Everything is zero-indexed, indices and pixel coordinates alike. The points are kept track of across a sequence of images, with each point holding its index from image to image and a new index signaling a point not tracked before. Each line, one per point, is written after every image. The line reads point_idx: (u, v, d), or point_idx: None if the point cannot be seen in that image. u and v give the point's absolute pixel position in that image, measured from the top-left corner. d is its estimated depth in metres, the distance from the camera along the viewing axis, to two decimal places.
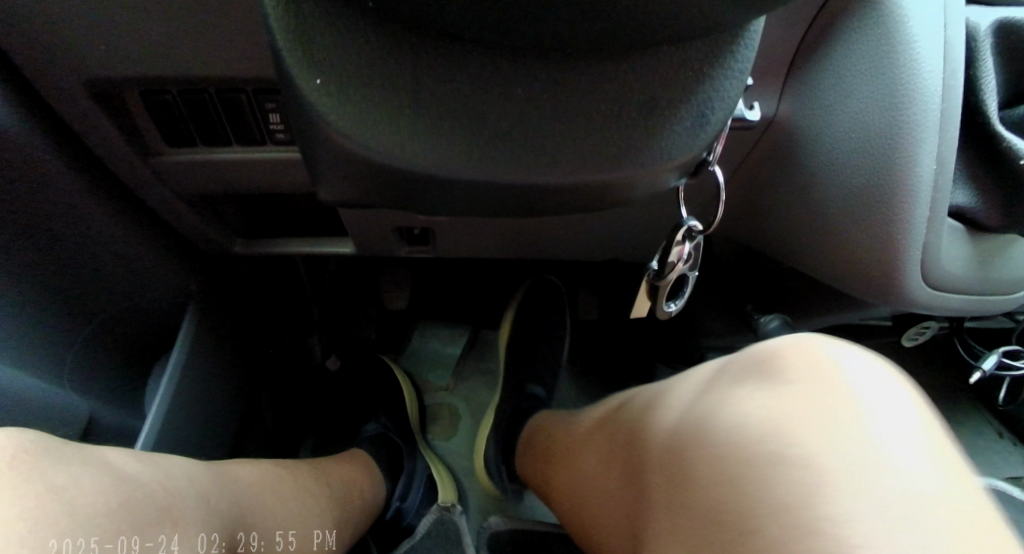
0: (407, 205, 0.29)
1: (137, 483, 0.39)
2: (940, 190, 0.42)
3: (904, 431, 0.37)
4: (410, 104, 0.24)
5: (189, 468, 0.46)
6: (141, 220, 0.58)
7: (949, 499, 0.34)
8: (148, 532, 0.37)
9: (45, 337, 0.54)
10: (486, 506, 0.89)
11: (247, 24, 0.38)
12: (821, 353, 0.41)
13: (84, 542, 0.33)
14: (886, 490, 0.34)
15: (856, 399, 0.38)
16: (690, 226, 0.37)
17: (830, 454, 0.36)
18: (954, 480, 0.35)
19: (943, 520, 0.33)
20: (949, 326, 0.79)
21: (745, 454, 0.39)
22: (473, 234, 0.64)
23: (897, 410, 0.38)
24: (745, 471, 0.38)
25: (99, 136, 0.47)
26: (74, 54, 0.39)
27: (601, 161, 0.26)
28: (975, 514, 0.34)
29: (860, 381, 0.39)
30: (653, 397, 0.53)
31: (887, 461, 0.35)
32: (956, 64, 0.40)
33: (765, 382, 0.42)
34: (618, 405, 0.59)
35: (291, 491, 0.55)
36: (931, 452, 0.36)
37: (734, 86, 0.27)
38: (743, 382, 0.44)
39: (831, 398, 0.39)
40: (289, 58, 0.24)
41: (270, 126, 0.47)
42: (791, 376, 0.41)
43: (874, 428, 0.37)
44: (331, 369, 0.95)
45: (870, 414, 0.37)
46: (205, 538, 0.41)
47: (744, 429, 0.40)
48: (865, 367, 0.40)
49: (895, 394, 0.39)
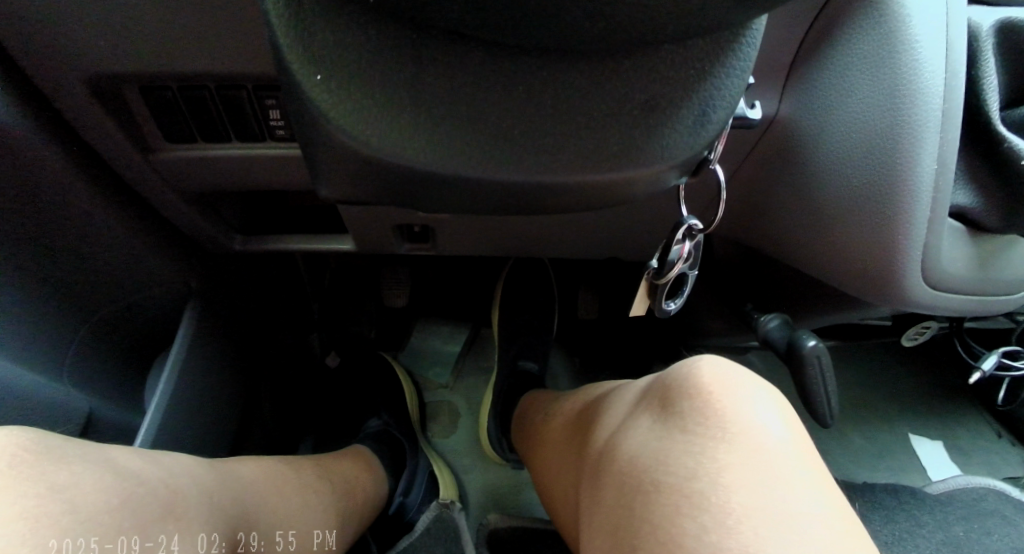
0: (408, 203, 0.29)
1: (141, 481, 0.39)
2: (941, 191, 0.42)
3: (772, 446, 0.38)
4: (412, 103, 0.24)
5: (193, 467, 0.45)
6: (142, 217, 0.58)
7: (810, 511, 0.35)
8: (148, 532, 0.37)
9: (42, 333, 0.54)
10: (485, 503, 0.89)
11: (247, 20, 0.37)
12: (702, 368, 0.42)
13: (84, 542, 0.33)
14: (747, 503, 0.35)
15: (730, 413, 0.39)
16: (690, 224, 0.37)
17: (699, 472, 0.37)
18: (820, 494, 0.36)
19: (802, 532, 0.33)
20: (949, 326, 0.79)
21: (647, 464, 0.40)
22: (474, 232, 0.64)
23: (766, 427, 0.39)
24: (645, 480, 0.39)
25: (98, 133, 0.47)
26: (73, 50, 0.39)
27: (601, 161, 0.26)
28: (839, 527, 0.35)
29: (737, 396, 0.40)
30: (602, 404, 0.54)
31: (753, 475, 0.36)
32: (958, 64, 0.40)
33: (658, 402, 0.43)
34: (578, 409, 0.61)
35: (291, 488, 0.55)
36: (799, 465, 0.37)
37: (736, 86, 0.27)
38: (643, 406, 0.45)
39: (706, 415, 0.39)
40: (290, 57, 0.24)
41: (270, 122, 0.47)
42: (673, 395, 0.42)
43: (742, 443, 0.37)
44: (331, 366, 0.98)
45: (741, 429, 0.38)
46: (205, 538, 0.41)
47: (650, 441, 0.41)
48: (743, 384, 0.41)
49: (769, 413, 0.40)
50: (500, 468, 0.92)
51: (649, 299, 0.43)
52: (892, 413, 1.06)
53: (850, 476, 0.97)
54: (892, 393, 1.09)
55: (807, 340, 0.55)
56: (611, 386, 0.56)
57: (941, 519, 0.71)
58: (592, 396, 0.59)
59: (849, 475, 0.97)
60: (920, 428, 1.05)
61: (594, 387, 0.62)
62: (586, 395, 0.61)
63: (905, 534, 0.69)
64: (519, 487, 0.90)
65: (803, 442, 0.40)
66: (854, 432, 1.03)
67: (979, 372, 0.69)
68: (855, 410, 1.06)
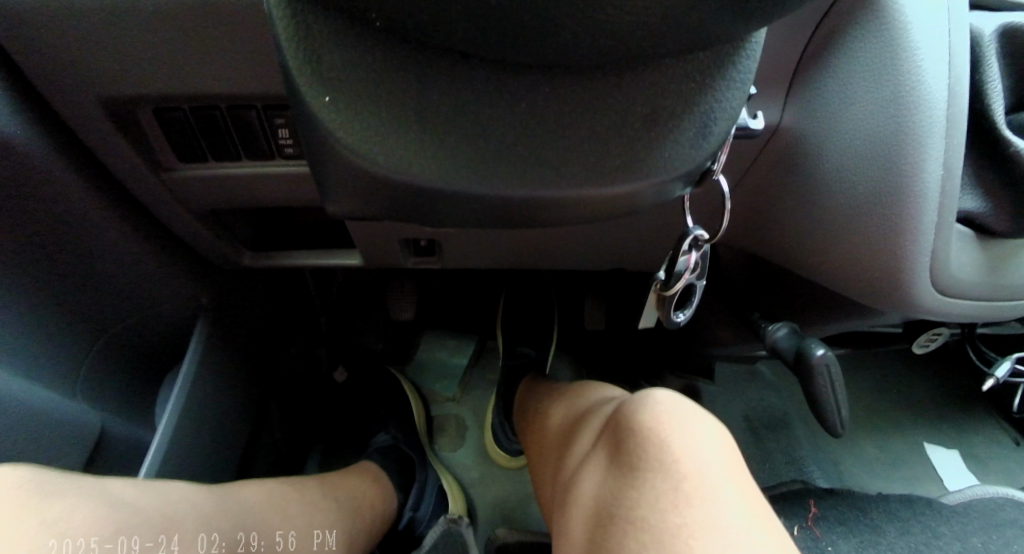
0: (415, 219, 0.29)
1: (134, 510, 0.41)
2: (947, 196, 0.42)
3: (702, 468, 0.39)
4: (417, 120, 0.24)
5: (188, 493, 0.47)
6: (154, 235, 0.59)
7: (736, 523, 0.36)
8: (147, 534, 0.40)
9: (56, 350, 0.55)
10: (495, 516, 0.88)
11: (255, 43, 0.39)
12: (649, 405, 0.44)
13: (84, 543, 0.36)
14: (675, 521, 0.37)
15: (667, 443, 0.41)
16: (696, 235, 0.37)
17: (640, 503, 0.39)
18: (747, 510, 0.38)
19: (724, 543, 0.35)
20: (960, 333, 0.78)
21: (603, 499, 0.42)
22: (480, 245, 0.65)
23: (700, 453, 0.40)
24: (601, 513, 0.41)
25: (112, 154, 0.48)
26: (89, 74, 0.40)
27: (606, 174, 0.26)
28: (762, 539, 0.36)
29: (675, 427, 0.42)
30: (577, 426, 0.56)
31: (679, 494, 0.38)
32: (961, 69, 0.40)
33: (612, 441, 0.45)
34: (555, 428, 0.63)
35: (294, 508, 0.56)
36: (727, 484, 0.39)
37: (736, 98, 0.28)
38: (605, 438, 0.47)
39: (652, 443, 0.41)
40: (298, 78, 0.24)
41: (279, 141, 0.48)
42: (626, 430, 0.44)
43: (674, 468, 0.39)
44: (341, 381, 0.97)
45: (675, 456, 0.40)
46: (205, 537, 0.44)
47: (604, 478, 0.44)
48: (682, 416, 0.43)
49: (712, 445, 0.41)
50: (510, 480, 0.92)
51: (658, 310, 0.43)
52: (906, 423, 1.04)
53: (865, 487, 0.95)
54: (906, 401, 1.07)
55: (815, 349, 0.55)
56: (583, 408, 0.57)
57: (959, 531, 0.70)
58: (573, 411, 0.59)
59: (864, 486, 0.95)
60: (936, 438, 1.03)
61: (575, 397, 0.62)
62: (568, 407, 0.61)
63: (922, 547, 0.68)
64: (529, 500, 0.90)
65: (736, 463, 0.41)
66: (868, 441, 1.02)
67: (993, 379, 0.67)
68: (868, 419, 1.04)
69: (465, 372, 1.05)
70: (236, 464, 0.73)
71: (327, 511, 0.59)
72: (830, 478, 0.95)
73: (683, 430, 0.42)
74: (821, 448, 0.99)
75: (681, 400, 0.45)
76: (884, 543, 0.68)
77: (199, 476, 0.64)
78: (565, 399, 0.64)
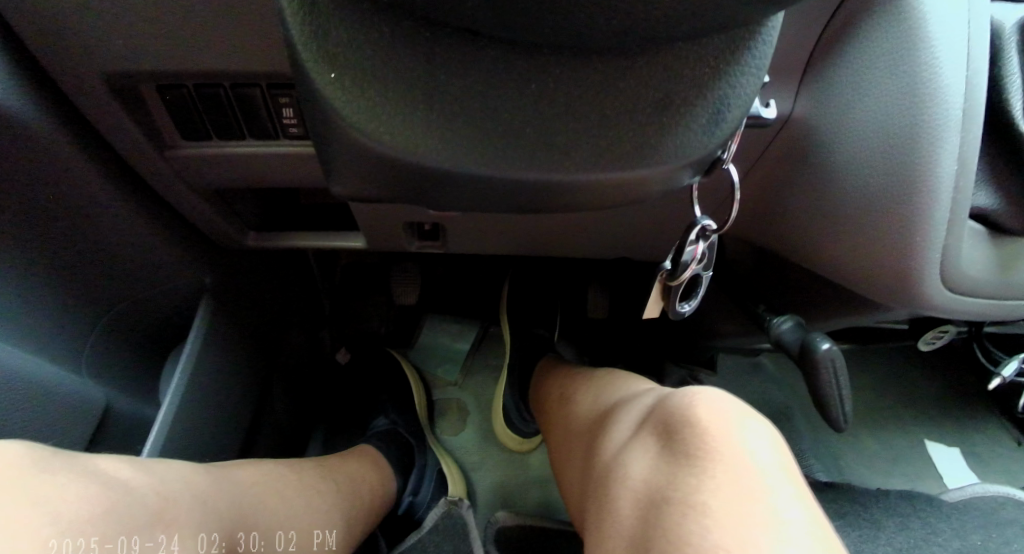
0: (420, 202, 0.29)
1: (127, 489, 0.40)
2: (962, 192, 0.41)
3: (760, 466, 0.40)
4: (424, 97, 0.24)
5: (187, 473, 0.47)
6: (156, 211, 0.58)
7: (796, 521, 0.37)
8: (147, 534, 0.39)
9: (61, 326, 0.56)
10: (496, 500, 0.89)
11: (257, 18, 0.38)
12: (702, 401, 0.45)
13: (84, 542, 0.35)
14: (735, 500, 0.38)
15: (724, 438, 0.41)
16: (704, 225, 0.37)
17: (700, 489, 0.39)
18: (805, 508, 0.38)
19: (789, 536, 0.35)
20: (969, 330, 0.76)
21: (652, 488, 0.42)
22: (483, 230, 0.64)
23: (755, 453, 0.40)
24: (649, 501, 0.41)
25: (115, 130, 0.47)
26: (91, 49, 0.40)
27: (614, 159, 0.26)
28: (822, 537, 0.37)
29: (733, 426, 0.42)
30: (605, 414, 0.56)
31: (738, 474, 0.39)
32: (980, 62, 0.39)
33: (661, 429, 0.46)
34: (574, 421, 0.63)
35: (295, 489, 0.56)
36: (784, 484, 0.39)
37: (750, 84, 0.27)
38: (646, 429, 0.47)
39: (707, 437, 0.41)
40: (304, 54, 0.24)
41: (284, 121, 0.47)
42: (676, 420, 0.44)
43: (735, 461, 0.40)
44: (342, 361, 0.98)
45: (735, 451, 0.40)
46: (205, 538, 0.43)
47: (651, 467, 0.43)
48: (738, 415, 0.43)
49: (767, 447, 0.41)
50: (511, 466, 0.92)
51: (663, 301, 0.42)
52: (907, 419, 1.04)
53: (866, 482, 0.95)
54: (907, 398, 1.07)
55: (821, 343, 0.54)
56: (612, 401, 0.57)
57: (959, 529, 0.70)
58: (601, 403, 0.59)
59: (864, 481, 0.95)
60: (936, 436, 1.03)
61: (602, 387, 0.62)
62: (596, 396, 0.62)
63: (920, 542, 0.68)
64: (530, 486, 0.90)
65: (789, 463, 0.41)
66: (868, 437, 1.01)
67: (1000, 379, 0.67)
68: (869, 415, 1.04)
69: (467, 358, 1.05)
70: (240, 442, 0.73)
71: (328, 509, 0.59)
72: (830, 472, 0.96)
73: (739, 434, 0.41)
74: (822, 442, 0.99)
75: (724, 400, 0.45)
76: (881, 538, 0.68)
77: (201, 452, 0.65)
78: (594, 387, 0.64)
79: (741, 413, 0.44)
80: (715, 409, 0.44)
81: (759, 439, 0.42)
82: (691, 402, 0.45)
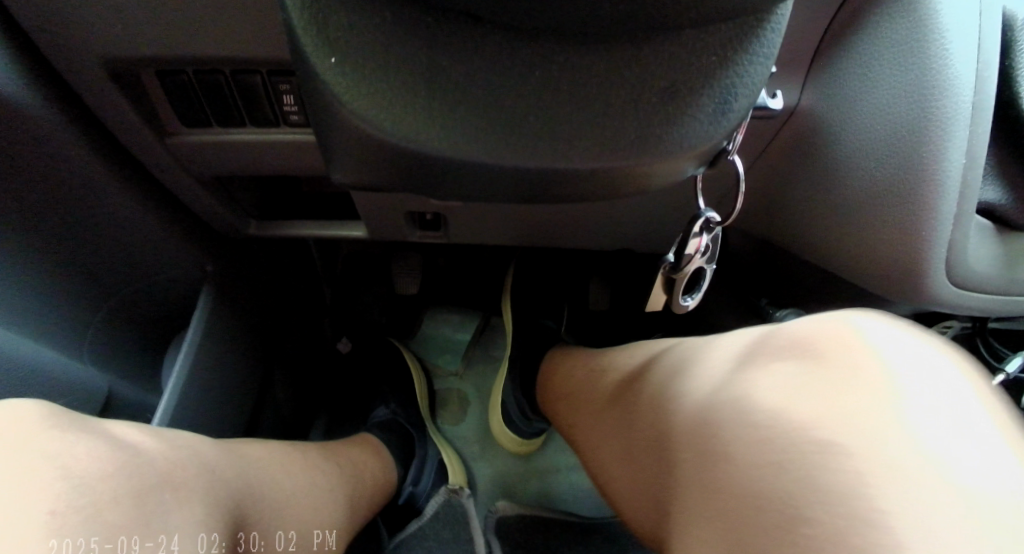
0: (420, 192, 0.29)
1: (136, 451, 0.40)
2: (968, 187, 0.40)
3: (965, 415, 0.37)
4: (424, 86, 0.23)
5: (199, 444, 0.46)
6: (158, 199, 0.58)
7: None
8: (145, 533, 0.36)
9: (64, 314, 0.56)
10: (496, 490, 0.90)
11: (258, 4, 0.37)
12: (871, 333, 0.41)
13: (84, 542, 0.33)
14: (882, 423, 0.36)
15: (897, 372, 0.38)
16: (708, 217, 0.36)
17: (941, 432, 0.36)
18: None
19: None
20: (973, 325, 0.76)
21: (792, 417, 0.38)
22: (484, 220, 0.64)
23: (949, 399, 0.37)
24: (790, 434, 0.38)
25: (115, 116, 0.47)
26: (90, 35, 0.39)
27: (619, 148, 0.25)
28: None
29: (906, 361, 0.39)
30: (684, 357, 0.53)
31: (884, 400, 0.37)
32: (991, 54, 0.38)
33: (759, 363, 0.44)
34: (638, 369, 0.59)
35: (299, 467, 0.56)
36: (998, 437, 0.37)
37: (758, 73, 0.26)
38: (774, 360, 0.44)
39: (872, 372, 0.38)
40: (305, 41, 0.24)
41: (284, 108, 0.47)
42: (833, 353, 0.41)
43: (938, 406, 0.37)
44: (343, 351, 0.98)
45: (925, 393, 0.37)
46: (205, 537, 0.39)
47: (790, 396, 0.40)
48: (902, 348, 0.40)
49: (945, 389, 0.38)
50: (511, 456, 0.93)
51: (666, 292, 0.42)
52: None
53: None
54: None
55: None
56: (684, 352, 0.54)
57: None
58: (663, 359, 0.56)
59: None
60: None
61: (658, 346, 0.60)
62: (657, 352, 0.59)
63: None
64: (530, 477, 0.91)
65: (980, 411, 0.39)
66: None
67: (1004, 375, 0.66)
68: None
69: (467, 349, 1.04)
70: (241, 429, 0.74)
71: (328, 506, 0.57)
72: None
73: (902, 367, 0.38)
74: None
75: (875, 325, 0.42)
76: None
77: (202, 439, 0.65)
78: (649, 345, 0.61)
79: (915, 345, 0.41)
80: (866, 341, 0.40)
81: (932, 376, 0.38)
82: (840, 334, 0.42)
